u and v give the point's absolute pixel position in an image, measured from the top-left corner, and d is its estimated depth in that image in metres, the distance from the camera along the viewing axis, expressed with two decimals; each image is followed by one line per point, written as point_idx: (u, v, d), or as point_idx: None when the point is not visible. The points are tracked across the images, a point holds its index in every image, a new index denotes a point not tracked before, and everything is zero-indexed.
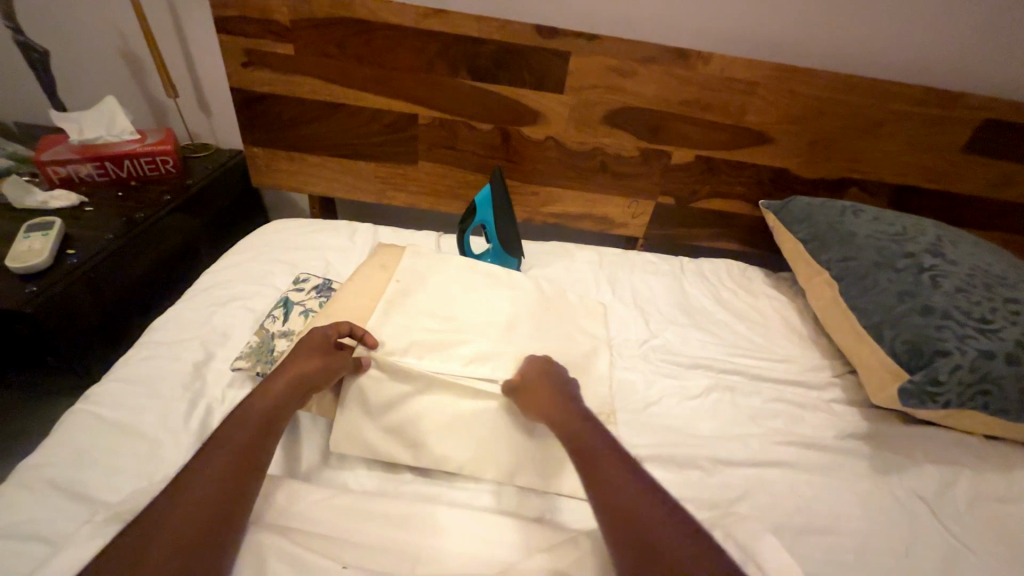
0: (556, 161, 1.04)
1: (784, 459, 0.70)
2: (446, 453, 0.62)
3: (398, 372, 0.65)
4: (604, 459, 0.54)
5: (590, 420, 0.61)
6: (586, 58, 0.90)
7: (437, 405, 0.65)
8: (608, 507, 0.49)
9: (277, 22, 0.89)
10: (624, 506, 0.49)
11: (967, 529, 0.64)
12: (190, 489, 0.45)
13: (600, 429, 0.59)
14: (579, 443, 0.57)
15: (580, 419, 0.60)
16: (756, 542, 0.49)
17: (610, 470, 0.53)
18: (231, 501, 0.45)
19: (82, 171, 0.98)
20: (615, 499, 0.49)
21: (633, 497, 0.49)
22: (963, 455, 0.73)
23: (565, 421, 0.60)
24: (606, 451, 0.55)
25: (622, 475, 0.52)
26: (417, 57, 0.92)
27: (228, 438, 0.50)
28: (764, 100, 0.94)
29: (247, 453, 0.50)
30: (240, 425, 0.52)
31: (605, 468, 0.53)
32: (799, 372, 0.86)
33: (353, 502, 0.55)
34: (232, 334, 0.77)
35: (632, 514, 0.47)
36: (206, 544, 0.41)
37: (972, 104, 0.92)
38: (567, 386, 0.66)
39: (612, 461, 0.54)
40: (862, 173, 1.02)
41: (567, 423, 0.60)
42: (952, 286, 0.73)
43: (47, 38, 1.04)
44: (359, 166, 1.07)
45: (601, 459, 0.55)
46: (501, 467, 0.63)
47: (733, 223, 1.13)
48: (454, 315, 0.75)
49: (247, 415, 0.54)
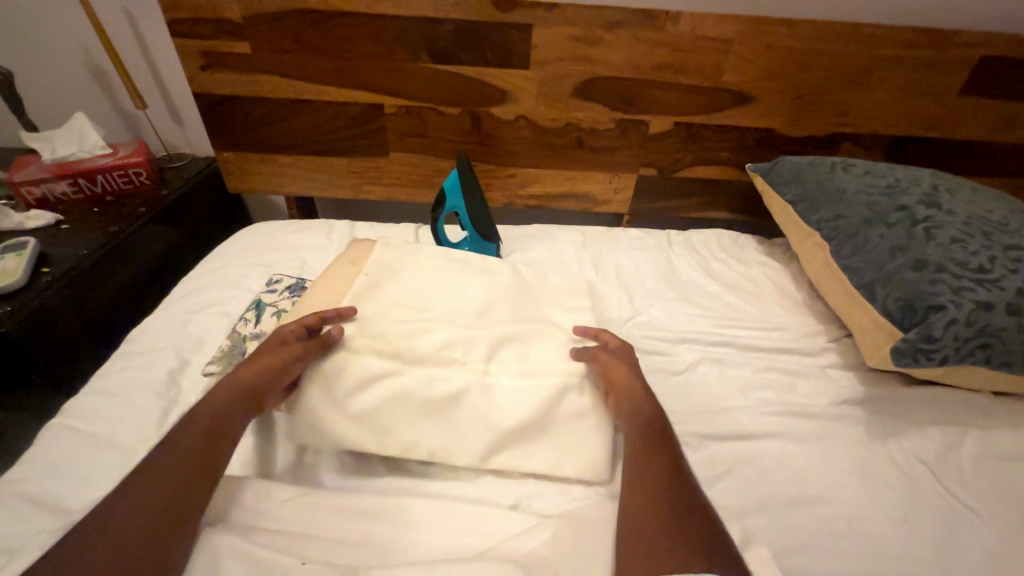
0: (529, 140, 1.01)
1: (774, 430, 0.67)
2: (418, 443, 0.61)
3: (363, 364, 0.64)
4: (653, 438, 0.57)
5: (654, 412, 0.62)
6: (548, 30, 0.87)
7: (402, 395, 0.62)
8: (636, 472, 0.53)
9: (228, 20, 0.87)
10: (648, 478, 0.52)
11: (972, 492, 0.61)
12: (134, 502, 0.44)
13: (665, 419, 0.61)
14: (639, 420, 0.60)
15: (645, 399, 0.63)
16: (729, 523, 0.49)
17: (656, 464, 0.53)
18: (172, 511, 0.45)
19: (57, 190, 0.98)
20: (646, 471, 0.53)
21: (664, 483, 0.51)
22: (968, 414, 0.69)
23: (635, 402, 0.63)
24: (658, 430, 0.58)
25: (665, 455, 0.54)
26: (375, 44, 0.89)
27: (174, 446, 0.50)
28: (740, 57, 0.89)
29: (193, 463, 0.49)
30: (190, 431, 0.52)
31: (650, 461, 0.54)
32: (792, 339, 0.82)
33: (327, 499, 0.54)
34: (207, 339, 0.77)
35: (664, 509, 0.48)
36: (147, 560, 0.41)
37: (966, 41, 0.86)
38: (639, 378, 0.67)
39: (656, 438, 0.57)
40: (852, 126, 0.97)
41: (633, 399, 0.63)
42: (948, 237, 0.68)
43: (11, 58, 1.04)
44: (331, 163, 1.05)
45: (649, 436, 0.57)
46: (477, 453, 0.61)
47: (720, 190, 1.08)
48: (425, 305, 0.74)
49: (199, 420, 0.54)
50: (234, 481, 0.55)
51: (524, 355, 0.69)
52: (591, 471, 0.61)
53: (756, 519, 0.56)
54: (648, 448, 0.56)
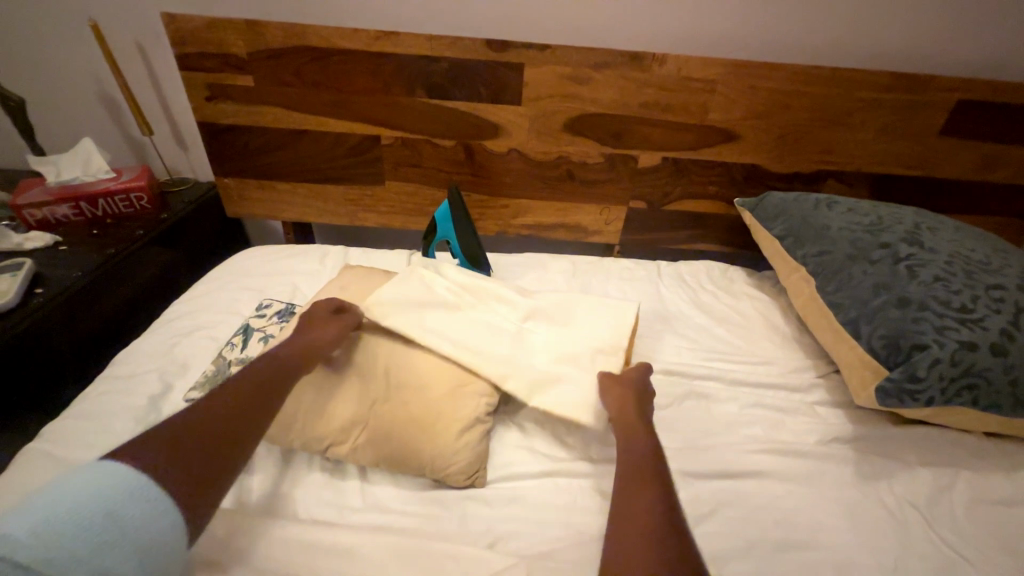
0: (521, 172, 1.03)
1: (762, 469, 0.66)
2: (404, 461, 0.62)
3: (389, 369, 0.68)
4: (644, 463, 0.57)
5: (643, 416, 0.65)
6: (539, 69, 0.90)
7: (394, 403, 0.65)
8: (628, 495, 0.53)
9: (234, 55, 0.91)
10: (641, 502, 0.52)
11: (966, 540, 0.59)
12: (211, 421, 0.51)
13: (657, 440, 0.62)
14: (629, 440, 0.61)
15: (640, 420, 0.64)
16: None
17: (642, 474, 0.56)
18: (220, 460, 0.48)
19: (58, 213, 1.00)
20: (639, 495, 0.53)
21: (658, 507, 0.51)
22: (960, 456, 0.68)
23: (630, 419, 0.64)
24: (652, 451, 0.59)
25: (656, 477, 0.55)
26: (373, 79, 0.93)
27: (226, 394, 0.56)
28: (725, 97, 0.92)
29: (247, 419, 0.54)
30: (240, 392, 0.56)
31: (636, 476, 0.56)
32: (781, 374, 0.81)
33: (304, 535, 0.53)
34: (192, 364, 0.76)
35: (639, 524, 0.49)
36: (201, 491, 0.45)
37: (942, 86, 0.89)
38: (641, 388, 0.70)
39: (652, 464, 0.57)
40: (837, 164, 0.99)
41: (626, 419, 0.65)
42: (930, 276, 0.69)
43: (26, 86, 1.08)
44: (328, 190, 1.08)
45: (642, 457, 0.58)
46: (462, 474, 0.61)
47: (710, 223, 1.10)
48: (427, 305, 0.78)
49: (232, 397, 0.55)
50: None
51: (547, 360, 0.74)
52: (573, 511, 0.60)
53: (742, 566, 0.54)
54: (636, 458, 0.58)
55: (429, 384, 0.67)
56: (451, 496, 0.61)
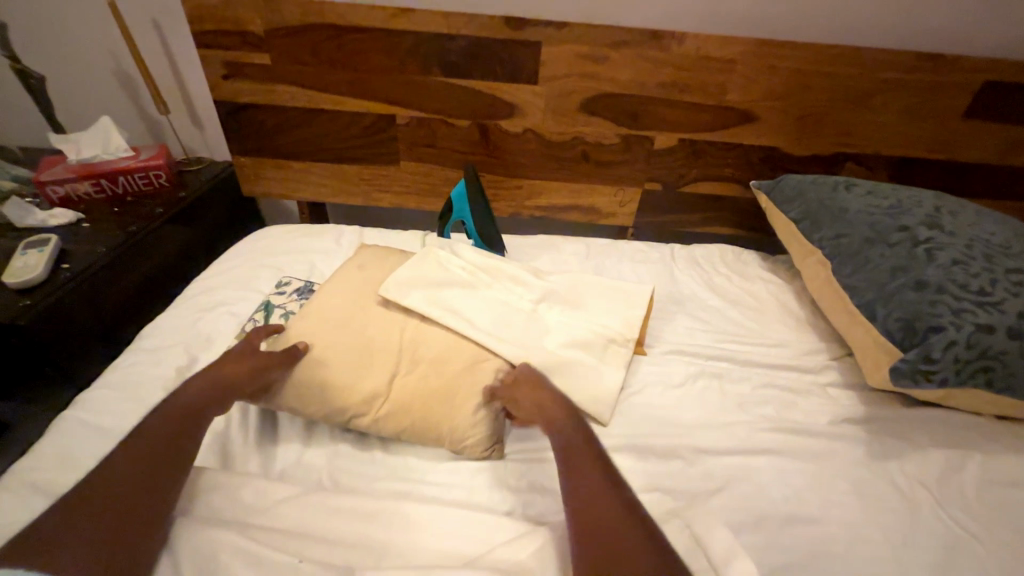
0: (535, 153, 1.03)
1: (773, 447, 0.67)
2: (423, 433, 0.64)
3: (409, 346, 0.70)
4: (580, 459, 0.56)
5: (567, 411, 0.64)
6: (554, 47, 0.89)
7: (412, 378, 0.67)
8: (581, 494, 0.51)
9: (251, 32, 0.91)
10: (593, 500, 0.50)
11: (974, 518, 0.60)
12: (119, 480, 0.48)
13: (588, 435, 0.60)
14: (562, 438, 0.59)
15: (568, 418, 0.63)
16: (709, 534, 0.51)
17: (586, 471, 0.54)
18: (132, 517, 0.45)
19: (80, 191, 1.02)
20: (590, 492, 0.51)
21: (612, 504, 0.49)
22: (972, 438, 0.69)
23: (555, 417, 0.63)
24: (586, 448, 0.58)
25: (597, 474, 0.53)
26: (388, 57, 0.92)
27: (135, 451, 0.51)
28: (744, 77, 0.91)
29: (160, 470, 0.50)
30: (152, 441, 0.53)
31: (582, 473, 0.54)
32: (794, 356, 0.82)
33: (327, 499, 0.55)
34: (216, 338, 0.78)
35: (610, 529, 0.46)
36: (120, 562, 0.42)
37: (970, 66, 0.87)
38: (545, 379, 0.69)
39: (589, 463, 0.55)
40: (857, 147, 0.98)
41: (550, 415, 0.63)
42: (949, 259, 0.69)
43: (45, 63, 1.09)
44: (343, 170, 1.08)
45: (577, 452, 0.57)
46: (481, 446, 0.63)
47: (725, 206, 1.09)
48: (444, 283, 0.79)
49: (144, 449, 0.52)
50: (235, 476, 0.55)
51: (562, 340, 0.76)
52: None
53: (750, 538, 0.56)
54: (573, 456, 0.56)
55: (445, 359, 0.68)
56: (468, 467, 0.63)
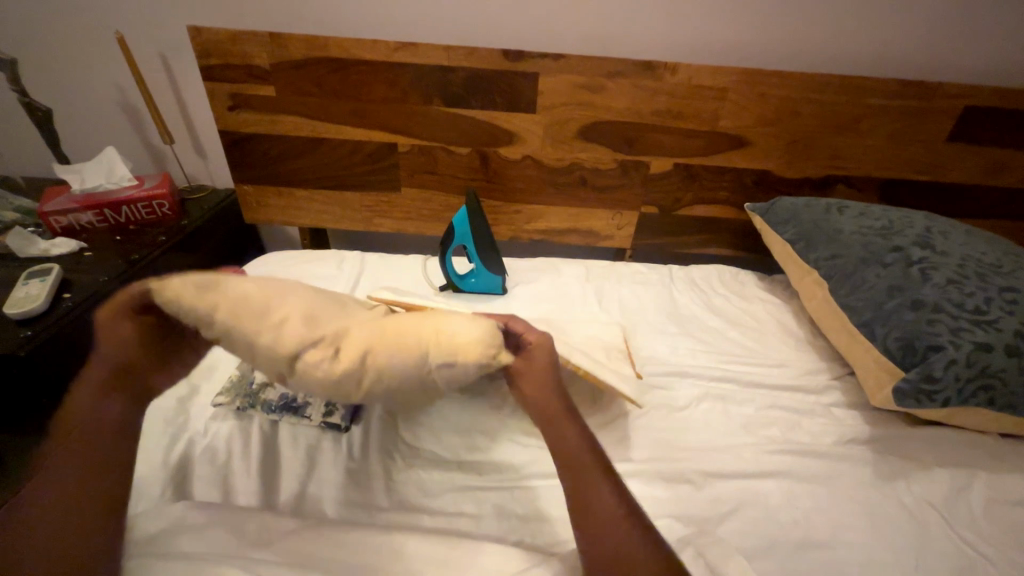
0: (535, 178, 1.05)
1: (779, 469, 0.67)
2: (407, 334, 0.50)
3: None
4: (593, 484, 0.49)
5: (574, 416, 0.56)
6: (553, 77, 0.92)
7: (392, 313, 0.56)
8: (599, 533, 0.46)
9: (257, 66, 0.94)
10: (614, 542, 0.45)
11: (986, 539, 0.59)
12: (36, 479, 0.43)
13: (599, 449, 0.53)
14: (570, 456, 0.52)
15: (576, 428, 0.54)
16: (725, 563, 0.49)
17: (601, 500, 0.48)
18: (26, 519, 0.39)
19: (82, 220, 1.02)
20: (608, 530, 0.46)
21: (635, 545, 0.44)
22: (977, 456, 0.69)
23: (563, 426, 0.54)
24: (601, 468, 0.51)
25: (614, 504, 0.48)
26: (391, 89, 0.95)
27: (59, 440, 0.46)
28: (735, 104, 0.94)
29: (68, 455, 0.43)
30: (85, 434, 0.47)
31: (598, 502, 0.48)
32: (795, 376, 0.82)
33: (331, 532, 0.53)
34: (218, 367, 0.79)
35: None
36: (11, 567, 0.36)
37: (951, 92, 0.91)
38: (554, 366, 0.59)
39: (606, 490, 0.49)
40: (847, 169, 1.01)
41: (557, 424, 0.55)
42: (943, 279, 0.70)
43: (52, 97, 1.12)
44: (345, 196, 1.10)
45: (590, 474, 0.50)
46: (484, 342, 0.50)
47: (720, 228, 1.11)
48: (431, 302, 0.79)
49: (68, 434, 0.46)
50: (236, 513, 0.54)
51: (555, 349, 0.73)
52: None
53: (764, 565, 0.55)
54: (583, 476, 0.50)
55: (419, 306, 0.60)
56: (476, 494, 0.62)
